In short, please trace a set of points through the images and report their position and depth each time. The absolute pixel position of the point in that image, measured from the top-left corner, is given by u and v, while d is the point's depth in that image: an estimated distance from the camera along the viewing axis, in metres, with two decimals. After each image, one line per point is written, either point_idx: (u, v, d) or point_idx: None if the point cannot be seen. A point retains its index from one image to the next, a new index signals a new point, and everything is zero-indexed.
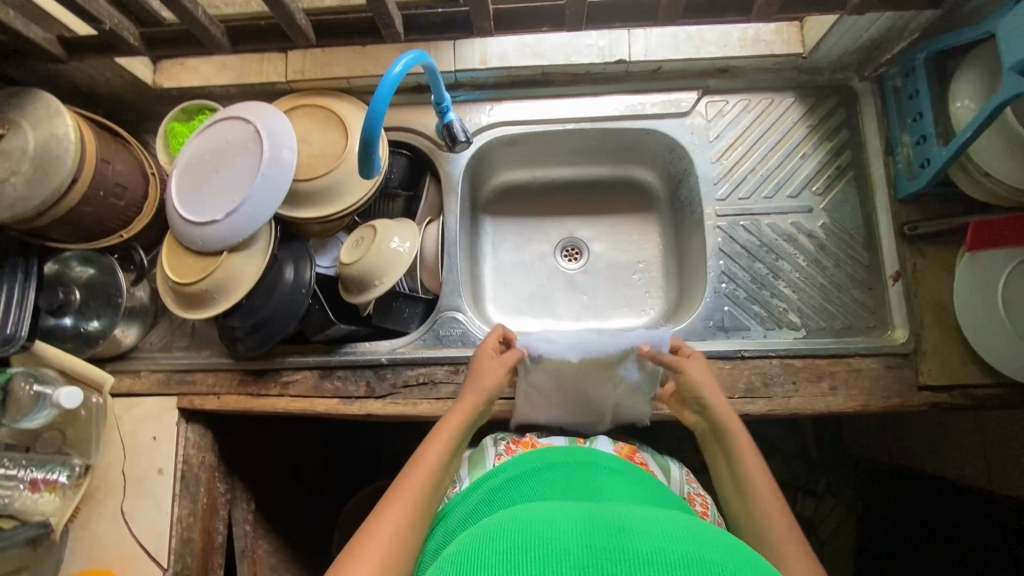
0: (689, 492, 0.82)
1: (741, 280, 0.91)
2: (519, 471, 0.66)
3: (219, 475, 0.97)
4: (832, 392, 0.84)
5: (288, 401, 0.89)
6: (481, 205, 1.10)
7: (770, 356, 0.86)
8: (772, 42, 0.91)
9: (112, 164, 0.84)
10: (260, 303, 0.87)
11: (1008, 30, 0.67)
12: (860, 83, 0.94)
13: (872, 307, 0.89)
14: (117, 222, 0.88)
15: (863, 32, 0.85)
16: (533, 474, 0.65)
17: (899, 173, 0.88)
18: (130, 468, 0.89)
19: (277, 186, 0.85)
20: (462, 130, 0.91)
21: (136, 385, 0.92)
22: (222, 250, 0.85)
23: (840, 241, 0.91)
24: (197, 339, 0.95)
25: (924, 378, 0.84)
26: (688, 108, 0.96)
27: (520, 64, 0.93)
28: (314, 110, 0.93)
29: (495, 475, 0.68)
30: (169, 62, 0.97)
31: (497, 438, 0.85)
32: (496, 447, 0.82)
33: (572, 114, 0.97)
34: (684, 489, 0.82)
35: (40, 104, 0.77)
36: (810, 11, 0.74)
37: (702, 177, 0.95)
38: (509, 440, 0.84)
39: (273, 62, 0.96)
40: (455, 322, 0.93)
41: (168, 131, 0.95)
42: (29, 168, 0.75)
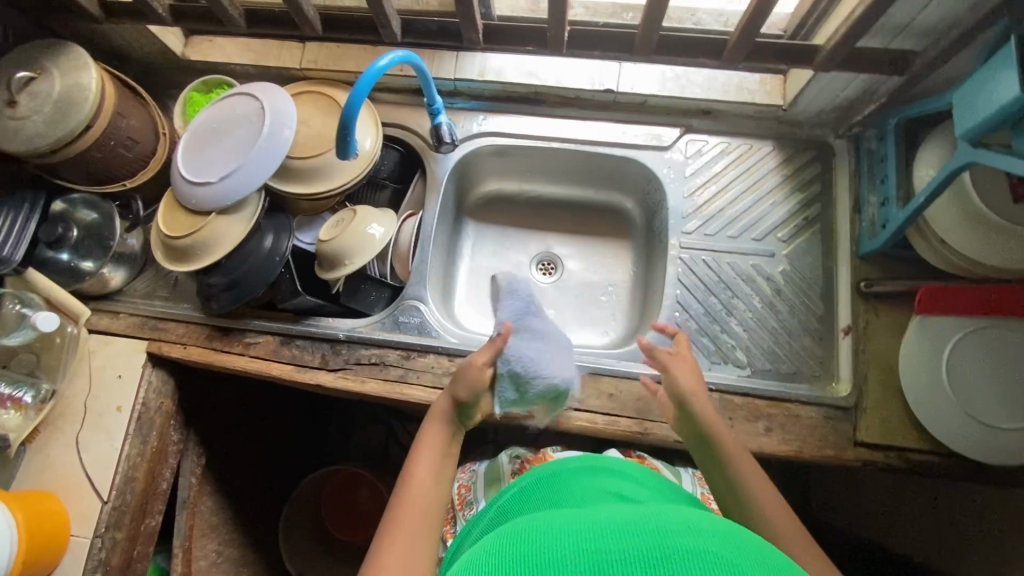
0: (703, 495, 0.85)
1: (695, 311, 0.93)
2: (518, 490, 0.64)
3: (174, 423, 1.01)
4: (766, 433, 0.85)
5: (247, 360, 0.94)
6: (467, 209, 1.15)
7: (710, 389, 0.88)
8: (754, 91, 0.96)
9: (127, 118, 0.91)
10: (237, 265, 0.93)
11: (961, 96, 0.68)
12: (837, 140, 0.97)
13: (820, 357, 0.90)
14: (123, 172, 0.95)
15: (838, 92, 0.88)
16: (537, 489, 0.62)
17: (863, 231, 0.90)
18: (92, 401, 0.95)
19: (271, 160, 0.91)
20: (450, 133, 1.00)
21: (113, 324, 0.98)
22: (212, 211, 0.92)
23: (797, 288, 0.93)
24: (177, 292, 1.01)
25: (861, 434, 0.84)
26: (668, 143, 1.00)
27: (514, 81, 0.99)
28: (318, 96, 1.00)
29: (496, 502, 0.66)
30: (199, 38, 1.06)
31: (513, 455, 0.89)
32: (510, 464, 0.87)
33: (558, 133, 1.02)
34: (698, 491, 0.85)
35: (71, 56, 0.86)
36: (779, 62, 0.79)
37: (673, 210, 0.98)
38: (524, 457, 0.87)
39: (291, 49, 1.04)
40: (416, 311, 0.97)
41: (187, 99, 1.03)
42: (51, 110, 0.83)
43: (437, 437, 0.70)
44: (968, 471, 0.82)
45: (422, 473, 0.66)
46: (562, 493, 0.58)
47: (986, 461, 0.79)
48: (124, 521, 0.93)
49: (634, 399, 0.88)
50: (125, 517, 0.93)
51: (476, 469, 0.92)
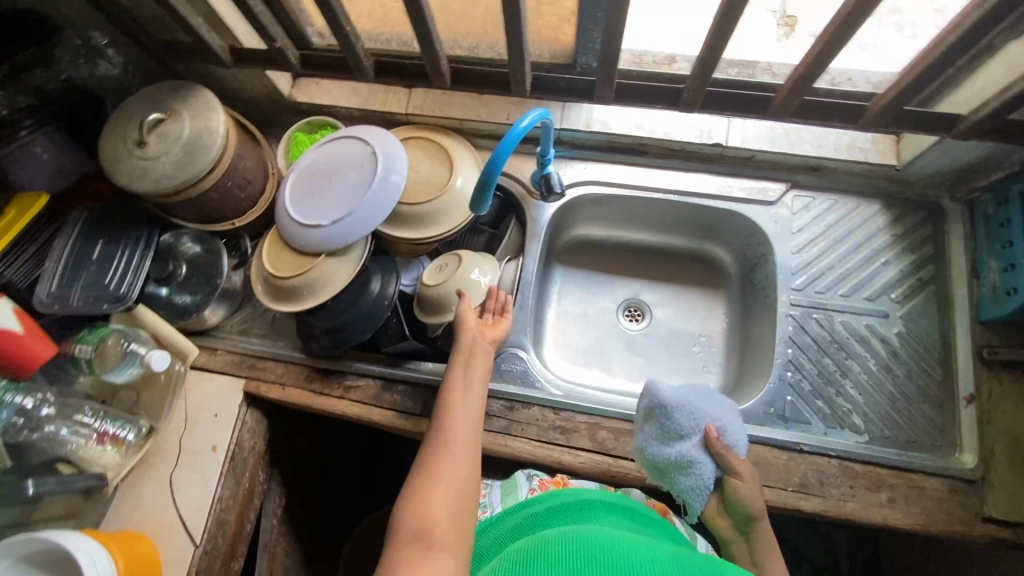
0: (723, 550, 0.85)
1: (808, 372, 0.91)
2: (551, 504, 0.71)
3: (263, 463, 1.00)
4: (889, 504, 0.82)
5: (348, 405, 0.93)
6: (555, 254, 1.15)
7: (828, 455, 0.85)
8: (867, 150, 0.95)
9: (244, 160, 0.92)
10: (344, 308, 0.92)
11: None
12: (951, 203, 0.95)
13: (941, 426, 0.87)
14: (234, 211, 0.96)
15: (961, 156, 0.87)
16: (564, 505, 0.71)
17: (984, 296, 0.88)
18: (187, 439, 0.93)
19: (383, 205, 0.91)
20: (559, 182, 0.97)
21: (210, 361, 0.98)
22: (321, 253, 0.92)
23: (914, 352, 0.91)
24: (273, 330, 1.01)
25: (989, 509, 0.81)
26: (774, 198, 0.99)
27: (620, 133, 1.00)
28: (425, 142, 1.01)
29: (518, 515, 0.74)
30: (306, 80, 1.08)
31: (532, 473, 0.87)
32: (528, 482, 0.85)
33: (661, 184, 1.02)
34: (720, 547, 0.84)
35: (200, 99, 0.87)
36: (917, 129, 0.78)
37: (779, 265, 0.97)
38: (542, 476, 0.86)
39: (397, 95, 1.06)
40: (518, 359, 0.95)
41: (292, 138, 1.05)
42: (179, 152, 0.84)
43: (460, 395, 0.79)
44: None
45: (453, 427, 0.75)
46: (589, 513, 0.69)
47: None
48: (214, 567, 0.89)
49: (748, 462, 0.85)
50: (215, 562, 0.89)
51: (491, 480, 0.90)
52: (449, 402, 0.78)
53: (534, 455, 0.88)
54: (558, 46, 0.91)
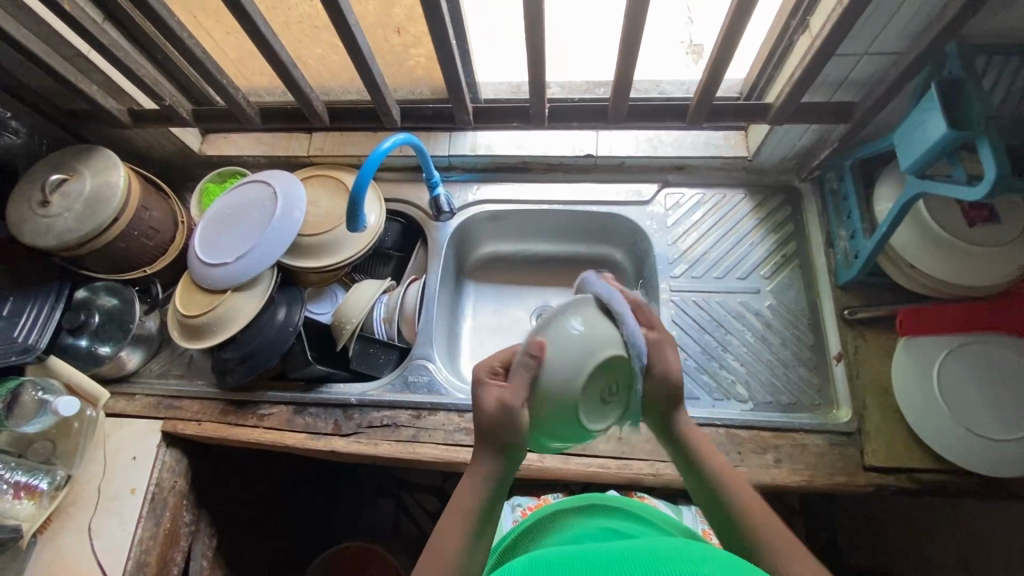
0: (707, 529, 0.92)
1: (692, 350, 0.97)
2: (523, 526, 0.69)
3: (187, 503, 1.01)
4: (776, 465, 0.86)
5: (262, 432, 0.96)
6: (466, 271, 1.21)
7: (716, 425, 0.90)
8: (720, 146, 1.06)
9: (150, 210, 0.99)
10: (250, 338, 0.97)
11: (899, 137, 0.76)
12: (803, 184, 1.05)
13: (818, 386, 0.93)
14: (145, 259, 1.01)
15: (796, 141, 0.97)
16: (537, 533, 0.65)
17: (838, 263, 0.96)
18: (106, 484, 0.95)
19: (282, 238, 0.98)
20: (448, 203, 1.08)
21: (129, 406, 1.00)
22: (226, 289, 0.97)
23: (786, 321, 0.98)
24: (191, 370, 1.05)
25: (869, 458, 0.86)
26: (647, 198, 1.09)
27: (502, 154, 1.10)
28: (325, 179, 1.09)
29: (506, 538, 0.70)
30: (215, 135, 1.17)
31: (514, 504, 0.97)
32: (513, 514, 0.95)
33: (547, 196, 1.11)
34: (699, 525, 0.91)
35: (102, 158, 0.94)
36: (738, 119, 0.88)
37: (659, 257, 1.05)
38: (525, 505, 0.96)
39: (299, 140, 1.15)
40: (424, 369, 1.00)
41: (203, 189, 1.12)
42: (82, 207, 0.90)
43: (466, 510, 0.55)
44: (976, 487, 0.83)
45: (449, 548, 0.53)
46: (571, 532, 0.62)
47: (993, 474, 0.81)
48: None
49: (644, 441, 0.90)
50: None
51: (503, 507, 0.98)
52: (452, 513, 0.56)
53: (443, 459, 0.91)
54: (435, 84, 1.03)
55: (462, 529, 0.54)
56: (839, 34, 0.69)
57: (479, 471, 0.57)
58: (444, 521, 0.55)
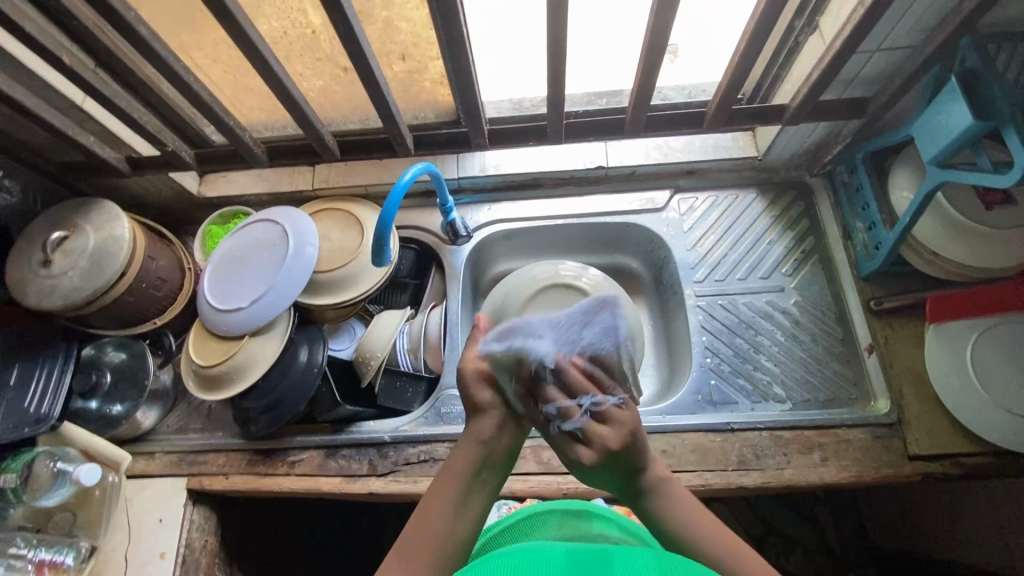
0: None
1: (724, 355, 0.97)
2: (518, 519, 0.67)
3: (219, 562, 0.96)
4: (823, 463, 0.86)
5: (295, 480, 0.92)
6: (483, 292, 1.19)
7: (758, 429, 0.89)
8: (729, 147, 1.06)
9: (156, 260, 0.95)
10: (275, 384, 0.94)
11: (918, 130, 0.77)
12: (813, 179, 1.06)
13: (852, 379, 0.94)
14: (153, 311, 0.97)
15: (806, 138, 0.98)
16: (528, 527, 0.64)
17: (859, 254, 0.97)
18: (134, 551, 0.90)
19: (298, 277, 0.95)
20: (464, 227, 1.07)
21: (149, 466, 0.96)
22: (243, 334, 0.94)
23: (814, 316, 0.98)
24: (211, 421, 1.00)
25: (913, 448, 0.86)
26: (661, 204, 1.08)
27: (512, 172, 1.09)
28: (334, 212, 1.06)
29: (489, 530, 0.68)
30: (213, 175, 1.13)
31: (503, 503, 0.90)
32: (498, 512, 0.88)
33: (560, 210, 1.10)
34: None
35: (103, 210, 0.90)
36: (754, 121, 0.88)
37: (679, 263, 1.05)
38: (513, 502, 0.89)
39: (302, 174, 1.12)
40: (456, 399, 0.98)
41: (206, 232, 1.08)
42: (87, 264, 0.86)
43: (458, 472, 0.57)
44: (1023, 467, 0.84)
45: (437, 510, 0.54)
46: (565, 531, 0.62)
47: None
48: None
49: (689, 451, 0.88)
50: None
51: None
52: (445, 474, 0.57)
53: None
54: (441, 107, 1.01)
55: (450, 490, 0.55)
56: (857, 34, 0.69)
57: (472, 437, 0.59)
58: (435, 486, 0.57)
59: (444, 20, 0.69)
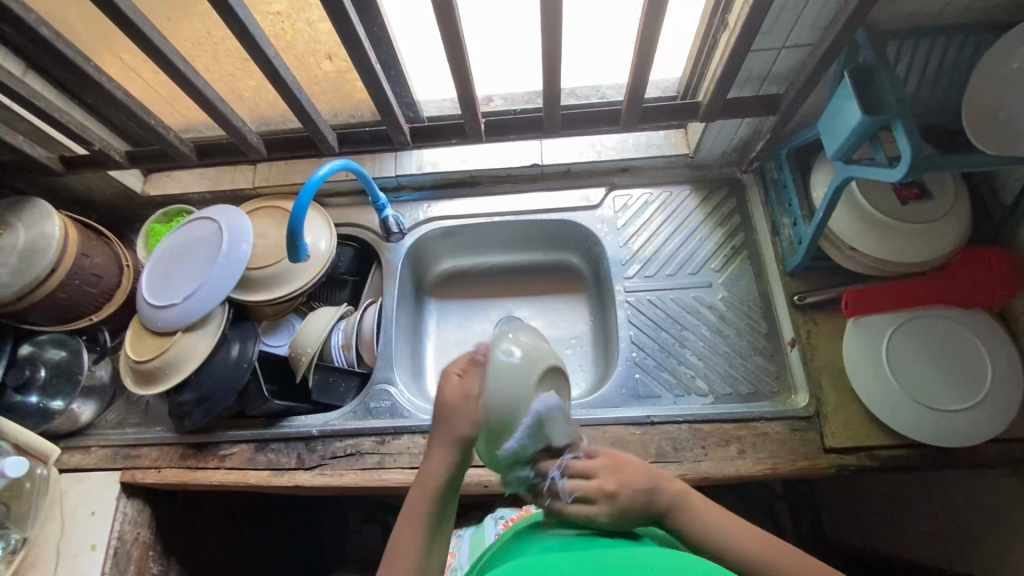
0: None
1: (651, 349, 0.98)
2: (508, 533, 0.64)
3: (154, 554, 0.98)
4: (740, 456, 0.87)
5: (223, 474, 0.94)
6: (426, 288, 1.20)
7: (679, 422, 0.90)
8: (661, 145, 1.07)
9: (91, 257, 0.96)
10: (205, 379, 0.95)
11: (823, 126, 0.78)
12: (745, 176, 1.07)
13: (775, 373, 0.95)
14: (90, 307, 0.99)
15: (732, 135, 0.99)
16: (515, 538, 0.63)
17: (785, 250, 0.98)
18: (66, 543, 0.92)
19: (230, 274, 0.96)
20: (398, 224, 1.09)
21: (85, 460, 0.98)
22: (177, 330, 0.96)
23: (739, 312, 0.99)
24: (148, 416, 1.02)
25: (829, 441, 0.87)
26: (596, 202, 1.10)
27: (448, 170, 1.10)
28: (272, 210, 1.08)
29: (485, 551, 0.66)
30: (158, 175, 1.15)
31: (498, 517, 0.97)
32: (494, 527, 0.95)
33: (497, 208, 1.12)
34: None
35: (35, 209, 0.92)
36: (671, 119, 0.89)
37: (612, 259, 1.06)
38: (507, 517, 0.96)
39: (243, 173, 1.14)
40: (387, 394, 0.99)
41: (148, 230, 1.10)
42: (16, 261, 0.88)
43: (452, 441, 0.58)
44: (936, 459, 0.85)
45: (409, 549, 0.57)
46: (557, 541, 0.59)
47: (955, 446, 0.83)
48: None
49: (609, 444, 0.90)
50: None
51: (460, 534, 1.01)
52: (408, 517, 0.58)
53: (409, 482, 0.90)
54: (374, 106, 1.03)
55: (445, 460, 0.58)
56: (750, 32, 0.71)
57: (434, 470, 0.59)
58: (403, 524, 0.58)
59: (341, 23, 0.70)
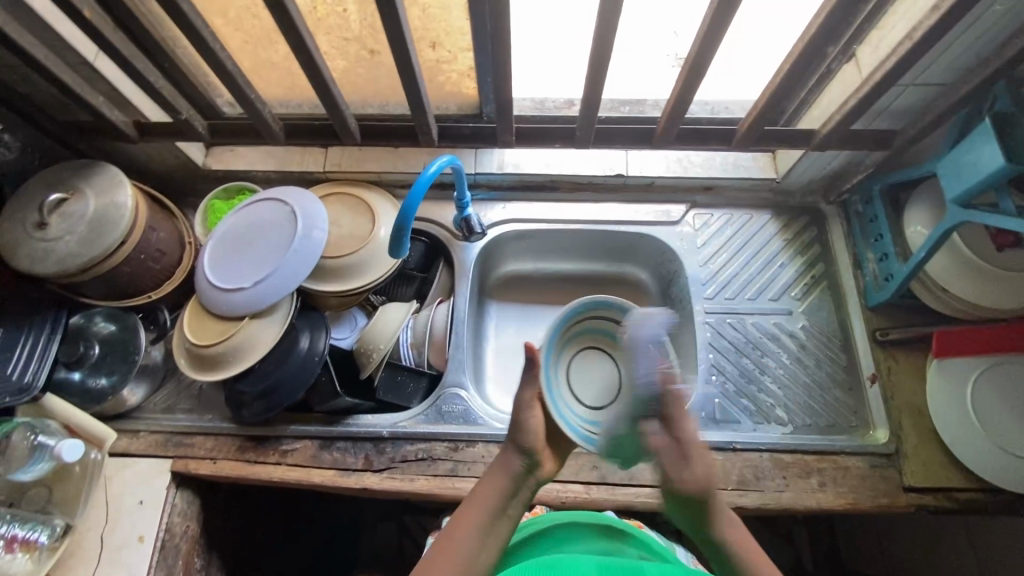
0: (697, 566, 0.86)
1: (729, 373, 0.97)
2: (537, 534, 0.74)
3: (199, 549, 0.93)
4: (821, 489, 0.87)
5: (285, 470, 0.90)
6: (489, 291, 1.17)
7: (760, 450, 0.90)
8: (749, 167, 1.06)
9: (157, 231, 0.91)
10: (272, 370, 0.91)
11: (946, 168, 0.78)
12: (827, 206, 1.07)
13: (853, 407, 0.94)
14: (149, 284, 0.93)
15: (827, 165, 0.98)
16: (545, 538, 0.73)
17: (869, 284, 0.98)
18: (111, 533, 0.86)
19: (304, 261, 0.91)
20: (479, 223, 1.05)
21: (133, 445, 0.92)
22: (244, 316, 0.90)
23: (819, 342, 0.99)
24: (201, 403, 0.97)
25: (908, 479, 0.87)
26: (677, 218, 1.08)
27: (530, 173, 1.07)
28: (346, 197, 1.03)
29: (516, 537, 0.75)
30: (220, 148, 1.09)
31: None
32: None
33: (575, 216, 1.09)
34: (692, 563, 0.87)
35: (105, 175, 0.86)
36: (781, 144, 0.89)
37: (691, 278, 1.05)
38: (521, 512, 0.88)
39: (313, 155, 1.09)
40: (459, 398, 0.96)
41: (209, 206, 1.03)
42: (85, 229, 0.82)
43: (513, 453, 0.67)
44: (1010, 506, 0.86)
45: (465, 541, 0.60)
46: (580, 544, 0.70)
47: None
48: None
49: None
50: None
51: None
52: (471, 500, 0.64)
53: None
54: (464, 100, 0.99)
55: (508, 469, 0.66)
56: (898, 69, 0.70)
57: (502, 470, 0.66)
58: (464, 511, 0.63)
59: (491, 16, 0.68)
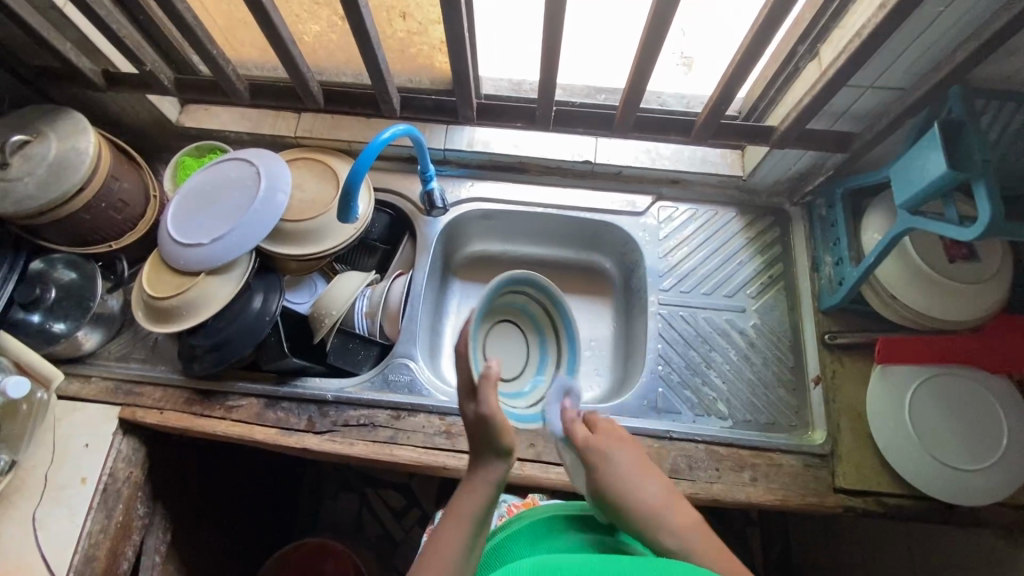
0: None
1: (676, 364, 0.98)
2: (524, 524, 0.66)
3: (142, 496, 0.95)
4: (751, 483, 0.88)
5: (229, 425, 0.92)
6: (453, 268, 1.18)
7: (696, 441, 0.91)
8: (717, 163, 1.07)
9: (120, 181, 0.92)
10: (223, 326, 0.92)
11: (897, 173, 0.78)
12: (792, 208, 1.07)
13: (795, 407, 0.95)
14: (111, 233, 0.94)
15: (792, 165, 0.98)
16: None
17: (823, 287, 0.98)
18: (55, 472, 0.88)
19: (262, 222, 0.92)
20: (441, 199, 1.03)
21: (84, 390, 0.94)
22: (199, 272, 0.91)
23: (769, 341, 0.99)
24: (155, 354, 0.98)
25: (840, 480, 0.88)
26: (641, 209, 1.08)
27: (499, 153, 1.08)
28: (314, 163, 1.04)
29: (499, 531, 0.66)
30: (195, 106, 1.10)
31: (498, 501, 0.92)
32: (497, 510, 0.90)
33: (541, 199, 1.09)
34: None
35: (69, 121, 0.87)
36: (741, 140, 0.89)
37: (650, 269, 1.05)
38: (510, 502, 0.92)
39: (286, 120, 1.10)
40: (406, 369, 0.97)
41: (179, 163, 1.04)
42: (44, 172, 0.84)
43: (490, 458, 0.59)
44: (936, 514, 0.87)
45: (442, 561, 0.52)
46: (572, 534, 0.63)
47: (963, 503, 0.84)
48: None
49: None
50: None
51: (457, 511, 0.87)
52: (450, 518, 0.55)
53: (420, 461, 0.88)
54: (435, 74, 1.00)
55: (487, 481, 0.57)
56: (848, 69, 0.70)
57: (480, 480, 0.57)
58: (439, 531, 0.54)
59: None
